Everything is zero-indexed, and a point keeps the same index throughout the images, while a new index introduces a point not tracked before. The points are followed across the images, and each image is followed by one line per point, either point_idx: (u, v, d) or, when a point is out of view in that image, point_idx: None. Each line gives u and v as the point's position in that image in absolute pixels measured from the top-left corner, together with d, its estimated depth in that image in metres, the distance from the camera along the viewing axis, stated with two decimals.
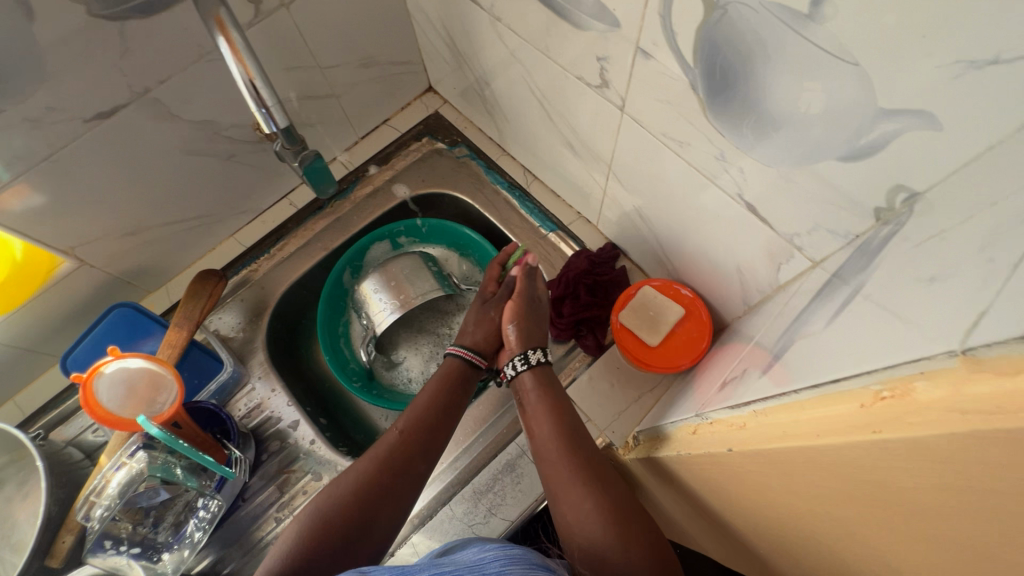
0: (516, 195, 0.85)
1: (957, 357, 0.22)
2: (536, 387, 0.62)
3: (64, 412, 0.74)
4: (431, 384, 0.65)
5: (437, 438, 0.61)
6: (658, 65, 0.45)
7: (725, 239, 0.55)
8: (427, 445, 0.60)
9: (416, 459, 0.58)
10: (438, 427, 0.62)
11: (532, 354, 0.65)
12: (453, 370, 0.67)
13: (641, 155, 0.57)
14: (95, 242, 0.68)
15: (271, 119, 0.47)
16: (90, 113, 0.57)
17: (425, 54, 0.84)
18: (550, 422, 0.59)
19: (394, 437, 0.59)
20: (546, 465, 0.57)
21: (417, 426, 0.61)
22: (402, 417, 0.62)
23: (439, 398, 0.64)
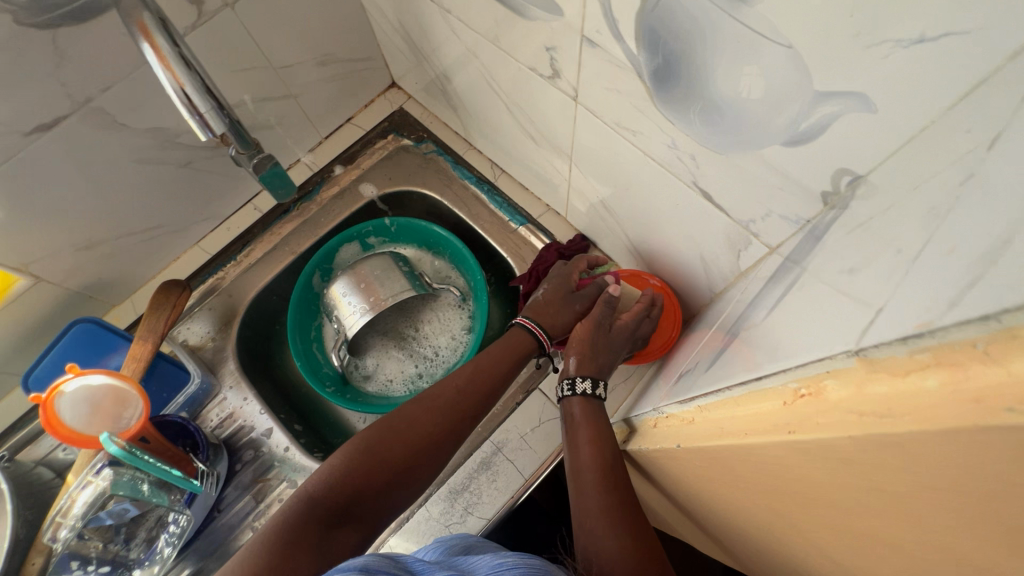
0: (484, 189, 0.84)
1: (853, 357, 0.23)
2: (584, 413, 0.58)
3: (31, 431, 0.72)
4: (500, 347, 0.64)
5: (485, 405, 0.60)
6: (603, 53, 0.44)
7: (687, 227, 0.55)
8: (475, 406, 0.59)
9: (464, 415, 0.58)
10: (492, 393, 0.60)
11: (579, 384, 0.59)
12: (521, 345, 0.64)
13: (599, 145, 0.56)
14: (50, 258, 0.67)
15: (206, 128, 0.46)
16: (29, 126, 0.55)
17: (384, 49, 0.83)
18: (588, 445, 0.54)
19: (449, 391, 0.58)
20: (578, 490, 0.53)
21: (461, 406, 0.58)
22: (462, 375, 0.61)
23: (501, 363, 0.62)
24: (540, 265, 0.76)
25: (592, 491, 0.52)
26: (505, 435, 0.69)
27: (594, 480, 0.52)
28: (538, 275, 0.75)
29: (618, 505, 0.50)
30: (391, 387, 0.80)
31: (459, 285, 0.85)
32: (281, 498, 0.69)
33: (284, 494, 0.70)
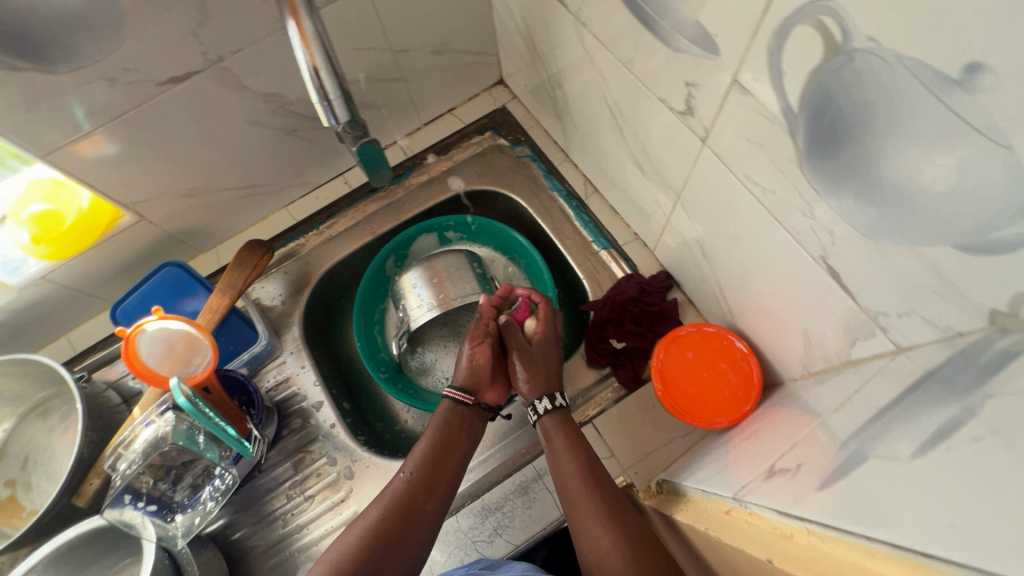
0: (572, 205, 0.81)
1: None
2: (558, 426, 0.61)
3: (110, 354, 0.77)
4: (427, 435, 0.64)
5: (443, 478, 0.60)
6: (753, 102, 0.40)
7: (795, 298, 0.50)
8: (431, 482, 0.60)
9: (420, 494, 0.58)
10: (445, 468, 0.61)
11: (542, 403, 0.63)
12: (447, 416, 0.65)
13: (716, 192, 0.52)
14: (156, 200, 0.70)
15: (330, 113, 0.46)
16: (165, 77, 0.57)
17: (501, 46, 0.81)
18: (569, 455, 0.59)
19: (401, 484, 0.59)
20: (570, 504, 0.57)
21: (420, 491, 0.59)
22: (408, 461, 0.61)
23: (439, 441, 0.63)
24: (617, 294, 0.73)
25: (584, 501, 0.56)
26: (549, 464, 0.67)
27: (584, 490, 0.57)
28: (613, 304, 0.72)
29: (614, 509, 0.55)
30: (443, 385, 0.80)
31: None
32: (319, 473, 0.71)
33: (323, 470, 0.71)
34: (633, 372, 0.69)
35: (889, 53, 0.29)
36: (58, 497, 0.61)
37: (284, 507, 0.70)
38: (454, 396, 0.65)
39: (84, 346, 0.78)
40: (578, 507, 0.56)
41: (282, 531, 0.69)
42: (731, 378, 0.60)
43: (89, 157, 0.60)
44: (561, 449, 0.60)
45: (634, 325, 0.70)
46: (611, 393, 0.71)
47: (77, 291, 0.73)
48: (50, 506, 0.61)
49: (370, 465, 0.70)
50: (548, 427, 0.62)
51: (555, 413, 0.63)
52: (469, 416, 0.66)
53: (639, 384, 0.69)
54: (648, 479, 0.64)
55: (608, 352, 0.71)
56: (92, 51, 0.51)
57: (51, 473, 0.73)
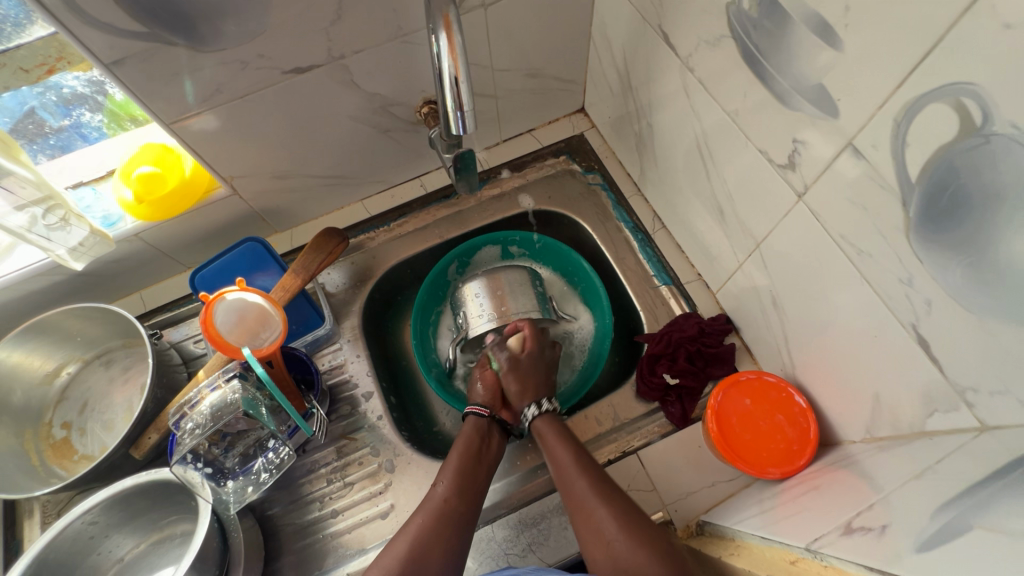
0: (638, 238, 0.83)
1: None
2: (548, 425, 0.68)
3: (177, 316, 0.80)
4: (457, 448, 0.67)
5: (473, 486, 0.63)
6: (867, 167, 0.42)
7: (871, 361, 0.50)
8: (463, 486, 0.62)
9: (452, 499, 0.61)
10: (474, 476, 0.64)
11: (543, 403, 0.71)
12: (473, 431, 0.69)
13: (801, 246, 0.54)
14: (250, 177, 0.74)
15: (461, 123, 0.49)
16: (290, 67, 0.61)
17: (590, 76, 0.84)
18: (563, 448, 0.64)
19: (436, 496, 0.61)
20: (572, 497, 0.60)
21: (456, 499, 0.61)
22: (440, 474, 0.64)
23: (467, 453, 0.66)
24: (675, 331, 0.74)
25: (583, 486, 0.60)
26: None
27: (580, 477, 0.61)
28: (670, 339, 0.72)
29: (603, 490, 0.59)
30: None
31: (580, 321, 0.84)
32: (361, 461, 0.72)
33: (365, 459, 0.72)
34: (683, 410, 0.70)
35: None
36: (119, 446, 0.64)
37: (322, 490, 0.71)
38: (475, 410, 0.70)
39: (154, 305, 0.81)
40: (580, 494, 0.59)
41: (317, 514, 0.70)
42: (787, 431, 0.61)
43: (196, 128, 0.63)
44: (559, 450, 0.65)
45: (688, 363, 0.71)
46: (657, 428, 0.71)
47: (160, 253, 0.77)
48: (110, 454, 0.63)
49: (411, 462, 0.72)
50: (546, 432, 0.68)
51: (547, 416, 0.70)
52: (489, 426, 0.70)
53: (687, 423, 0.70)
54: (687, 519, 0.64)
55: (659, 387, 0.71)
56: (236, 35, 0.55)
57: (106, 422, 0.76)
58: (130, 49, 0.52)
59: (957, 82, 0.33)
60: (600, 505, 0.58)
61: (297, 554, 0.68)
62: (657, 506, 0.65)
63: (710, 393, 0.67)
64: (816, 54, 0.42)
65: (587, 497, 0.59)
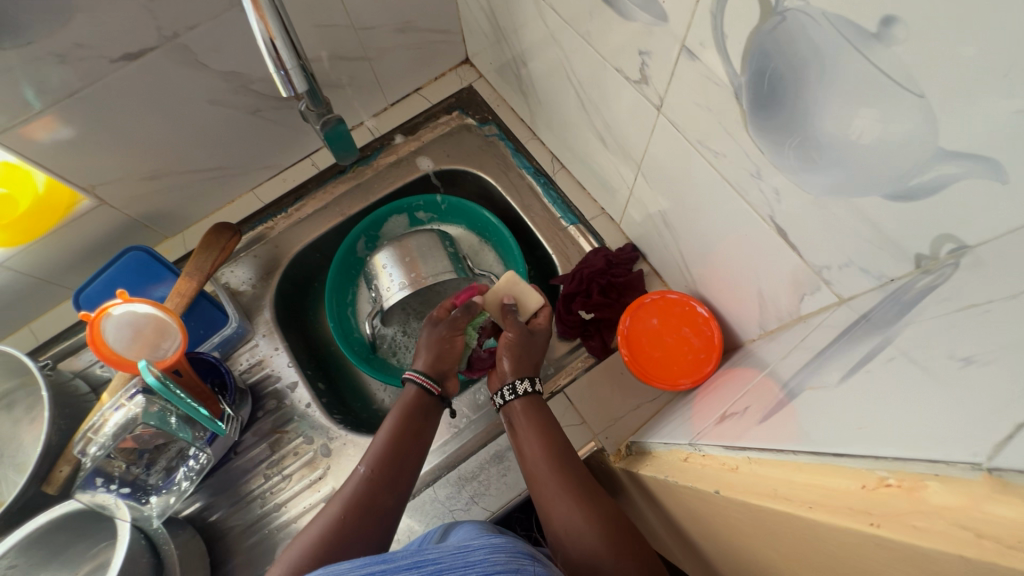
0: (540, 182, 0.82)
1: (980, 471, 0.19)
2: (524, 411, 0.61)
3: (75, 343, 0.76)
4: (390, 425, 0.62)
5: (404, 473, 0.58)
6: (701, 67, 0.42)
7: (749, 259, 0.52)
8: (392, 474, 0.57)
9: (376, 489, 0.56)
10: (406, 461, 0.59)
11: (521, 385, 0.63)
12: (412, 404, 0.64)
13: (671, 159, 0.54)
14: (114, 182, 0.68)
15: (290, 84, 0.47)
16: (118, 54, 0.56)
17: (464, 24, 0.81)
18: (535, 442, 0.59)
19: (360, 480, 0.56)
20: (542, 491, 0.56)
21: (384, 484, 0.56)
22: (365, 457, 0.59)
23: (400, 429, 0.61)
24: (585, 267, 0.74)
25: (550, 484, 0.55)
26: None
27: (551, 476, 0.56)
28: (582, 276, 0.74)
29: (576, 484, 0.55)
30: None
31: (500, 275, 0.84)
32: (296, 452, 0.71)
33: (300, 449, 0.71)
34: (602, 342, 0.72)
35: (817, 11, 0.31)
36: (27, 485, 0.61)
37: (262, 487, 0.70)
38: (422, 378, 0.65)
39: (47, 337, 0.77)
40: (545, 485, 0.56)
41: (261, 511, 0.69)
42: (694, 341, 0.63)
43: (45, 140, 0.59)
44: (524, 437, 0.60)
45: (602, 296, 0.72)
46: (582, 363, 0.73)
47: (37, 279, 0.72)
48: (20, 495, 0.60)
49: (346, 443, 0.71)
50: (516, 412, 0.62)
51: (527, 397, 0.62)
52: (431, 405, 0.65)
53: (608, 353, 0.72)
54: (618, 442, 0.66)
55: (578, 323, 0.74)
56: (41, 25, 0.50)
57: (19, 464, 0.72)
58: None
59: None
60: (573, 508, 0.53)
61: (246, 553, 0.67)
62: (588, 437, 0.67)
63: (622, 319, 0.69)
64: None
65: (549, 489, 0.55)
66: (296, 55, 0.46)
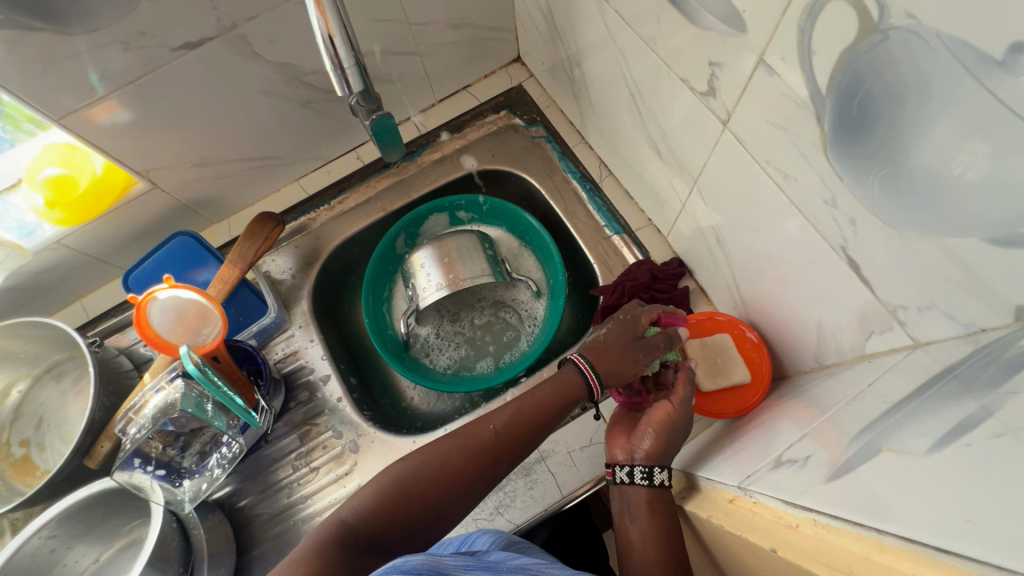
0: (586, 188, 0.80)
1: None
2: (649, 509, 0.51)
3: (123, 321, 0.78)
4: (540, 390, 0.58)
5: (525, 442, 0.56)
6: (780, 84, 0.39)
7: (810, 290, 0.49)
8: (514, 437, 0.55)
9: (491, 448, 0.54)
10: (530, 436, 0.56)
11: (658, 474, 0.53)
12: (567, 385, 0.59)
13: (732, 177, 0.51)
14: (167, 168, 0.70)
15: (345, 84, 0.46)
16: (178, 43, 0.56)
17: (519, 22, 0.79)
18: (656, 553, 0.49)
19: (486, 433, 0.54)
20: None
21: (506, 445, 0.54)
22: (498, 414, 0.56)
23: (545, 405, 0.57)
24: (628, 280, 0.72)
25: None
26: (553, 447, 0.67)
27: None
28: (623, 290, 0.71)
29: None
30: (457, 368, 0.81)
31: (537, 280, 0.83)
32: (325, 445, 0.71)
33: (329, 442, 0.72)
34: None
35: (929, 32, 0.28)
36: (70, 458, 0.63)
37: (290, 477, 0.71)
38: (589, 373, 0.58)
39: (97, 313, 0.79)
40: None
41: (287, 501, 0.70)
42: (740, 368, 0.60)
43: (104, 123, 0.60)
44: (641, 536, 0.50)
45: None
46: None
47: (90, 258, 0.74)
48: (63, 467, 0.63)
49: (375, 440, 0.71)
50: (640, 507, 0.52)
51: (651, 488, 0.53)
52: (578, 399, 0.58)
53: None
54: None
55: None
56: (107, 12, 0.51)
57: (64, 434, 0.75)
58: None
59: None
60: None
61: (273, 541, 0.68)
62: None
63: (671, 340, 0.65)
64: None
65: None
66: (353, 54, 0.45)
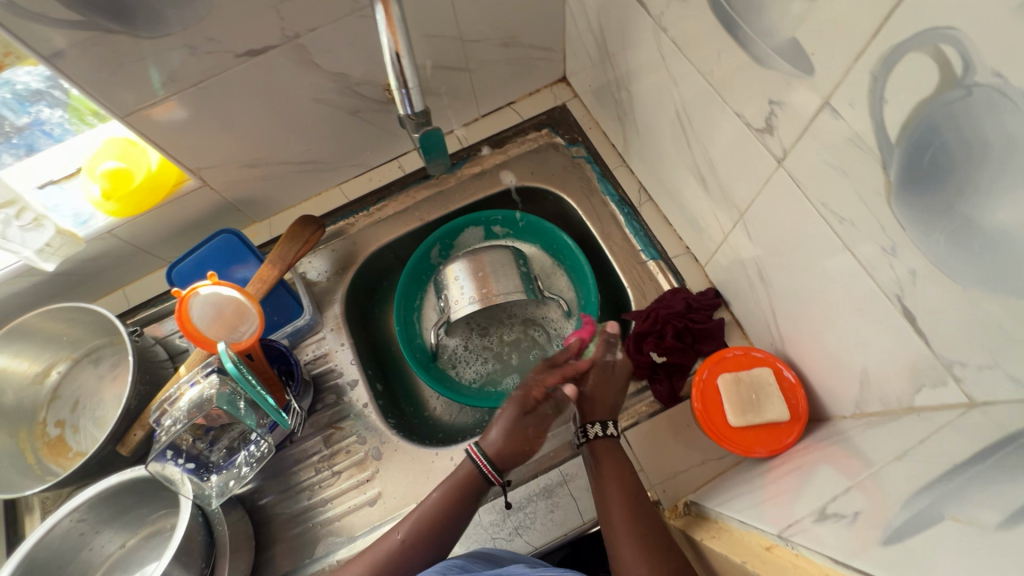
0: (624, 212, 0.80)
1: None
2: (606, 453, 0.61)
3: (162, 311, 0.81)
4: (439, 492, 0.60)
5: (437, 543, 0.57)
6: (845, 128, 0.38)
7: (856, 334, 0.48)
8: (427, 541, 0.57)
9: (408, 565, 0.56)
10: (443, 538, 0.57)
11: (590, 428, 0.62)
12: (465, 479, 0.60)
13: (782, 214, 0.51)
14: (218, 167, 0.71)
15: (407, 102, 0.47)
16: (243, 50, 0.58)
17: (568, 43, 0.80)
18: (615, 486, 0.58)
19: (393, 546, 0.56)
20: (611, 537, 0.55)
21: (415, 553, 0.56)
22: (404, 521, 0.59)
23: (446, 505, 0.59)
24: (662, 308, 0.71)
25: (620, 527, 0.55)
26: (576, 470, 0.66)
27: (625, 519, 0.55)
28: (657, 316, 0.71)
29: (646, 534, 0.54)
30: (483, 382, 0.81)
31: (568, 299, 0.82)
32: (348, 450, 0.72)
33: (352, 447, 0.72)
34: (671, 388, 0.68)
35: (1017, 92, 0.27)
36: (105, 444, 0.64)
37: (312, 479, 0.71)
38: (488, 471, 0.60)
39: (138, 301, 0.82)
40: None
41: (308, 503, 0.70)
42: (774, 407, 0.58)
43: (163, 121, 0.62)
44: (604, 475, 0.59)
45: (676, 340, 0.69)
46: (645, 407, 0.70)
47: (136, 248, 0.76)
48: (98, 452, 0.64)
49: (398, 449, 0.71)
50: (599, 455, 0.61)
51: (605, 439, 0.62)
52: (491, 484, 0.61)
53: (675, 401, 0.68)
54: (675, 499, 0.63)
55: (647, 365, 0.70)
56: (180, 18, 0.52)
57: (98, 418, 0.77)
58: (71, 40, 0.50)
59: (932, 28, 0.30)
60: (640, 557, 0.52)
61: (289, 542, 0.68)
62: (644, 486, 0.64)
63: (704, 371, 0.62)
64: (789, 3, 0.38)
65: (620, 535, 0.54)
66: (415, 73, 0.46)
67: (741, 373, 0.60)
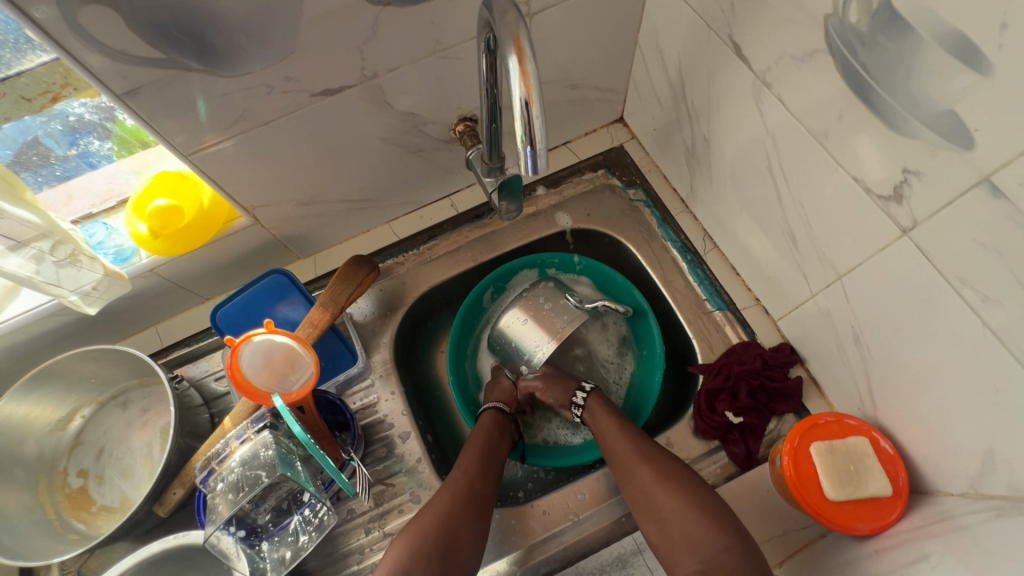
0: (687, 259, 0.77)
1: None
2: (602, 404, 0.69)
3: (196, 352, 0.75)
4: (471, 442, 0.66)
5: (491, 471, 0.63)
6: (1007, 208, 0.36)
7: (982, 415, 0.45)
8: (486, 471, 0.63)
9: (478, 482, 0.61)
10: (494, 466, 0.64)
11: (578, 395, 0.71)
12: (491, 425, 0.68)
13: (897, 284, 0.48)
14: (273, 205, 0.68)
15: (532, 164, 0.40)
16: (319, 89, 0.55)
17: (631, 85, 0.78)
18: (613, 424, 0.66)
19: (458, 479, 0.61)
20: (621, 465, 0.63)
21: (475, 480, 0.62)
22: (463, 457, 0.64)
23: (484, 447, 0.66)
24: (734, 363, 0.68)
25: (628, 450, 0.63)
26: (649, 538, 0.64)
27: (625, 440, 0.64)
28: (730, 372, 0.67)
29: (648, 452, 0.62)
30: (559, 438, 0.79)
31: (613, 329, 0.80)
32: (402, 509, 0.67)
33: (405, 506, 0.67)
34: (747, 450, 0.65)
35: None
36: (143, 505, 0.59)
37: (361, 543, 0.66)
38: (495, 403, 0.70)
39: (171, 341, 0.76)
40: (653, 498, 0.59)
41: (356, 568, 0.65)
42: None
43: (225, 159, 0.58)
44: (605, 425, 0.67)
45: (751, 399, 0.66)
46: (719, 468, 0.67)
47: (175, 285, 0.72)
48: (134, 514, 0.59)
49: None
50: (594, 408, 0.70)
51: (594, 393, 0.71)
52: (506, 425, 0.69)
53: (752, 463, 0.65)
54: None
55: (721, 425, 0.67)
56: (264, 57, 0.49)
57: (124, 468, 0.71)
58: (146, 78, 0.46)
59: None
60: (646, 467, 0.61)
61: None
62: None
63: (795, 439, 0.59)
64: (949, 78, 0.36)
65: (629, 460, 0.62)
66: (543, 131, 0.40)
67: (837, 444, 0.57)
